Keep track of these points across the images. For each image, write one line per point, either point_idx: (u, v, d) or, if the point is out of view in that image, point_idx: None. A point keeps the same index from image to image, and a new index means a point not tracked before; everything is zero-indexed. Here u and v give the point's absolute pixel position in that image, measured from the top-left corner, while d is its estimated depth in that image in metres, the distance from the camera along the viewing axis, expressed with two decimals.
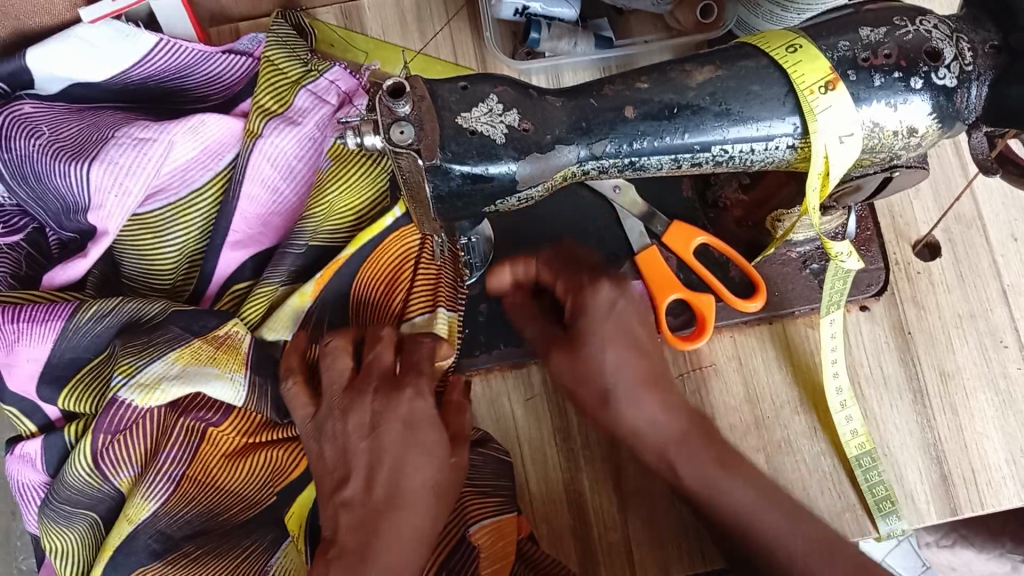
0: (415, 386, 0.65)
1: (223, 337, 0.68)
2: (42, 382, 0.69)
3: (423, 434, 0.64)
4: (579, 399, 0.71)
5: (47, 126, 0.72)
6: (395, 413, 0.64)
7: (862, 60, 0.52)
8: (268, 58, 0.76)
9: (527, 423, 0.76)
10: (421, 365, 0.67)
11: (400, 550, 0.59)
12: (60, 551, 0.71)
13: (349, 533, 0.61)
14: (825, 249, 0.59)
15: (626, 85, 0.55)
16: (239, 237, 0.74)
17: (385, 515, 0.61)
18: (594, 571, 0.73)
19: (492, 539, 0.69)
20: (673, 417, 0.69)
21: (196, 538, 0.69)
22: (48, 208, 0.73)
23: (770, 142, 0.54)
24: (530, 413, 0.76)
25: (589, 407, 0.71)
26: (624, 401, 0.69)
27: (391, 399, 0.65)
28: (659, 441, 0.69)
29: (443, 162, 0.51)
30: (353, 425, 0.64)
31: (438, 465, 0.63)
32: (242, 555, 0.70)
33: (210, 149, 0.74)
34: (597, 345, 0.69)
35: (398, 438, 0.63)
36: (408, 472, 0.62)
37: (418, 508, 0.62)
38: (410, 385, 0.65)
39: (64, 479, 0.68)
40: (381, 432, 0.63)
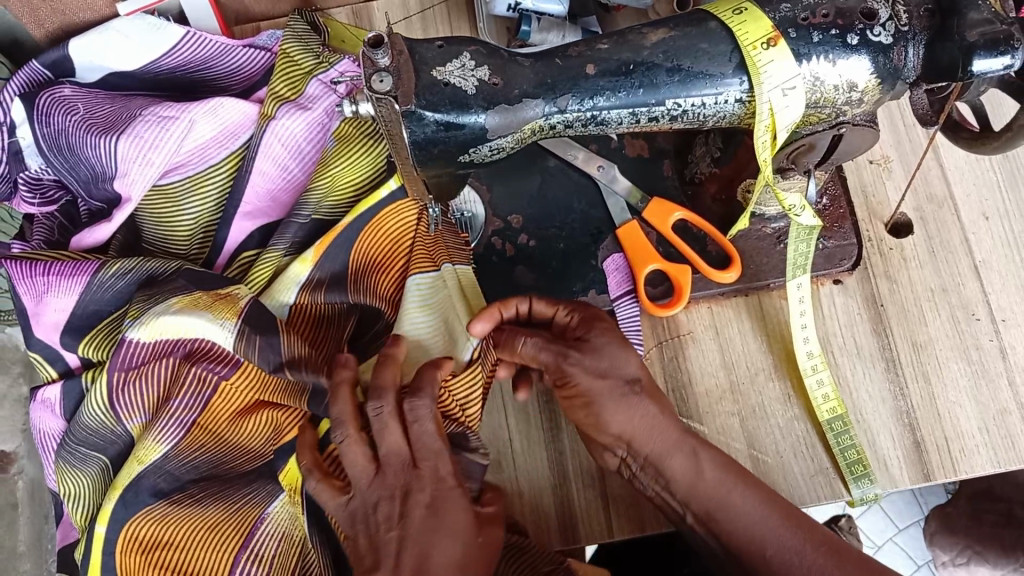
0: (436, 472, 0.60)
1: (224, 294, 0.71)
2: (65, 331, 0.75)
3: (448, 516, 0.59)
4: (595, 396, 0.65)
5: (84, 105, 0.81)
6: (420, 495, 0.59)
7: (801, 20, 0.57)
8: (283, 51, 0.83)
9: (522, 446, 0.77)
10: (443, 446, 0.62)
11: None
12: (75, 493, 0.76)
13: None
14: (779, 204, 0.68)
15: (588, 47, 0.60)
16: (250, 209, 0.80)
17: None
18: (576, 544, 0.74)
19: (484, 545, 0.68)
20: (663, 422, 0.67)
21: (201, 482, 0.72)
22: (79, 176, 0.81)
23: (720, 96, 0.60)
24: (527, 443, 0.77)
25: (609, 398, 0.65)
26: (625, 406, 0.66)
27: (414, 482, 0.60)
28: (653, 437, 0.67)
29: (417, 109, 0.57)
30: (382, 512, 0.60)
31: (464, 541, 0.58)
32: (238, 501, 0.72)
33: (228, 129, 0.81)
34: (619, 352, 0.66)
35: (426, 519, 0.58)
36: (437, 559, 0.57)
37: None
38: (431, 467, 0.60)
39: (82, 421, 0.73)
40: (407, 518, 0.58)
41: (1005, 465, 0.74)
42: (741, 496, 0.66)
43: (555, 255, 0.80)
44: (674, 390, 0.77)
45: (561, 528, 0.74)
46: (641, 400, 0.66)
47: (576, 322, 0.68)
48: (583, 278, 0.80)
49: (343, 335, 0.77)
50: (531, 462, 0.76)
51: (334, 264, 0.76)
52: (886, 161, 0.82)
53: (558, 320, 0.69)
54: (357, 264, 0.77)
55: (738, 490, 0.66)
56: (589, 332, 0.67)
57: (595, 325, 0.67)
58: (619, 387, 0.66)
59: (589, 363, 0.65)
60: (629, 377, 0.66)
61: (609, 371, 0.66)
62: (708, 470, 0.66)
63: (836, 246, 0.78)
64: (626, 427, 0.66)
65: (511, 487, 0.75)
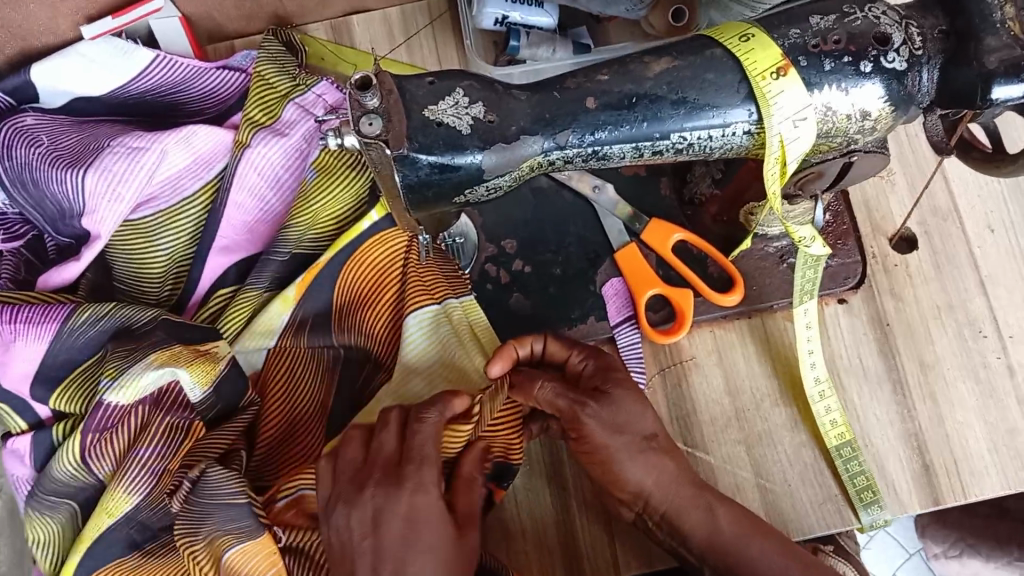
0: (418, 478, 0.60)
1: (206, 350, 0.69)
2: (35, 383, 0.70)
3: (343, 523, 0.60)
4: (609, 452, 0.66)
5: (48, 137, 0.77)
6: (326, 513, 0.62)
7: (812, 46, 0.54)
8: (258, 73, 0.79)
9: (525, 488, 0.74)
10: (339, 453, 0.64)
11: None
12: (43, 543, 0.69)
13: None
14: (789, 235, 0.65)
15: (587, 78, 0.57)
16: (226, 243, 0.77)
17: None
18: None
19: None
20: (673, 483, 0.67)
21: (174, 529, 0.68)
22: (45, 213, 0.76)
23: (727, 129, 0.57)
24: (529, 484, 0.74)
25: (621, 456, 0.66)
26: (627, 465, 0.66)
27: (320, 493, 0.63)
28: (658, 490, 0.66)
29: (410, 152, 0.54)
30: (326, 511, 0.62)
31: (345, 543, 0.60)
32: (215, 532, 0.65)
33: (202, 158, 0.77)
34: (637, 406, 0.66)
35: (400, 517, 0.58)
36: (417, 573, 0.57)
37: None
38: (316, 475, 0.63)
39: (51, 473, 0.68)
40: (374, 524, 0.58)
41: (1014, 486, 0.73)
42: (761, 549, 0.65)
43: (552, 281, 0.78)
44: (678, 419, 0.75)
45: (566, 566, 0.72)
46: (657, 458, 0.67)
47: (592, 368, 0.67)
48: (581, 305, 0.77)
49: (326, 400, 0.74)
50: (533, 494, 0.74)
51: (318, 300, 0.74)
52: (889, 175, 0.80)
53: (572, 365, 0.68)
54: (342, 298, 0.75)
55: (755, 543, 0.65)
56: (606, 384, 0.66)
57: (610, 376, 0.66)
58: (638, 442, 0.66)
59: (605, 416, 0.65)
60: (646, 433, 0.67)
61: (625, 427, 0.66)
62: (729, 525, 0.66)
63: (841, 264, 0.76)
64: (645, 482, 0.66)
65: (514, 519, 0.73)
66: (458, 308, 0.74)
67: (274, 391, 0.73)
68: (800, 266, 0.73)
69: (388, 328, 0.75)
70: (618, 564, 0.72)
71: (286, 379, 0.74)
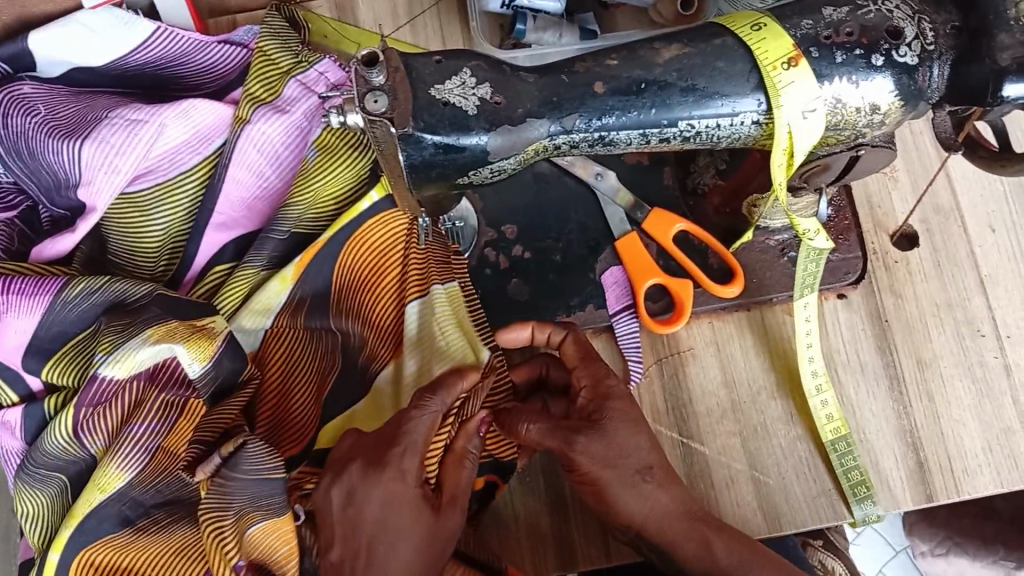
0: (399, 466, 0.59)
1: (201, 326, 0.68)
2: (28, 354, 0.69)
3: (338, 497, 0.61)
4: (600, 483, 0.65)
5: (45, 106, 0.76)
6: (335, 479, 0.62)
7: (824, 38, 0.54)
8: (261, 49, 0.77)
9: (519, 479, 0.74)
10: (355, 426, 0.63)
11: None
12: (31, 516, 0.69)
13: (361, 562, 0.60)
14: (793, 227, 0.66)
15: (597, 62, 0.57)
16: (223, 218, 0.76)
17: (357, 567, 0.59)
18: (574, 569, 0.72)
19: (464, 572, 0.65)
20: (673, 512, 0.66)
21: (166, 506, 0.68)
22: (41, 183, 0.75)
23: (735, 118, 0.56)
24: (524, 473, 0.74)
25: (614, 485, 0.65)
26: (620, 492, 0.65)
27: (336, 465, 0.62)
28: (658, 520, 0.66)
29: (415, 131, 0.53)
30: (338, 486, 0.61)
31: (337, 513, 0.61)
32: (248, 508, 0.65)
33: (201, 133, 0.76)
34: (632, 438, 0.66)
35: (373, 500, 0.59)
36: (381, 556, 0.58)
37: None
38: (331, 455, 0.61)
39: (42, 446, 0.67)
40: (349, 502, 0.59)
41: (1007, 485, 0.73)
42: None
43: (551, 268, 0.77)
44: (674, 409, 0.75)
45: (558, 554, 0.72)
46: (653, 490, 0.66)
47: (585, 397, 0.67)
48: (580, 292, 0.77)
49: (323, 384, 0.74)
50: (527, 482, 0.74)
51: (315, 281, 0.73)
52: (892, 172, 0.80)
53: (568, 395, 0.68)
54: (341, 280, 0.74)
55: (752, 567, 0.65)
56: (602, 413, 0.66)
57: (606, 405, 0.66)
58: (629, 475, 0.65)
59: (597, 451, 0.64)
60: (640, 466, 0.66)
61: (618, 461, 0.65)
62: (725, 556, 0.65)
63: (842, 259, 0.76)
64: (642, 512, 0.66)
65: (506, 507, 0.73)
66: (445, 293, 0.74)
67: (271, 368, 0.72)
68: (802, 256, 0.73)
69: (387, 308, 0.75)
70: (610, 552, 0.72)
71: (285, 359, 0.73)
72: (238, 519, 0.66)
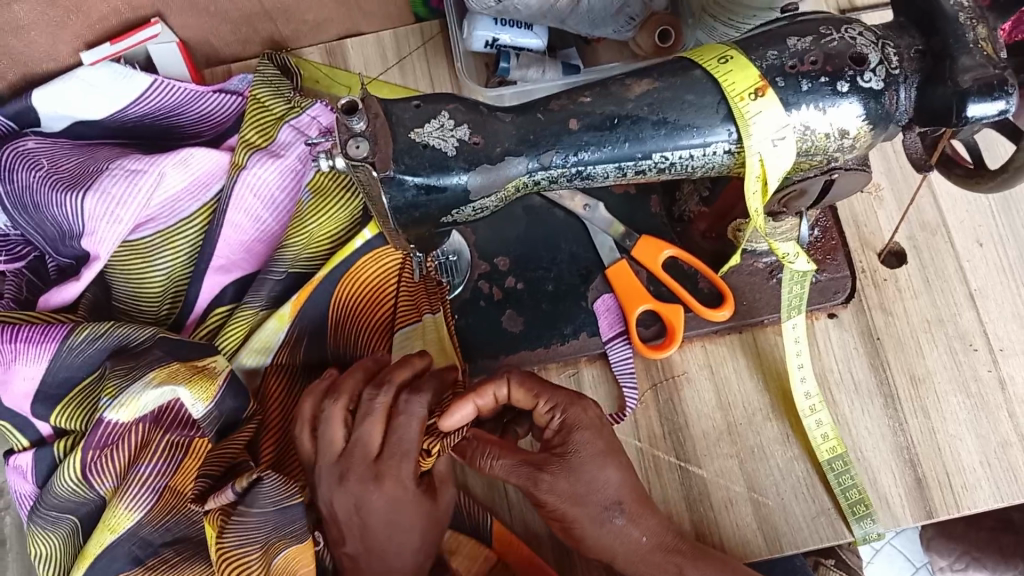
0: (398, 476, 0.61)
1: (201, 366, 0.69)
2: (36, 401, 0.71)
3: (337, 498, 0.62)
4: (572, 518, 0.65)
5: (49, 159, 0.79)
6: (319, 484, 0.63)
7: (789, 68, 0.56)
8: (255, 96, 0.81)
9: (519, 506, 0.76)
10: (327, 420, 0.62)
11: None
12: (47, 555, 0.72)
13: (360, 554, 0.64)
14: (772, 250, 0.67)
15: (570, 100, 0.58)
16: (224, 262, 0.78)
17: (371, 562, 0.63)
18: None
19: (469, 562, 0.73)
20: (650, 546, 0.67)
21: (174, 544, 0.70)
22: (47, 235, 0.78)
23: (707, 149, 0.58)
24: (523, 504, 0.76)
25: (586, 523, 0.65)
26: (590, 530, 0.65)
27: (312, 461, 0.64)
28: (631, 556, 0.66)
29: (396, 174, 0.55)
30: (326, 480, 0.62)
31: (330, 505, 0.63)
32: (272, 537, 0.67)
33: (199, 180, 0.79)
34: (599, 473, 0.65)
35: (379, 511, 0.61)
36: (384, 548, 0.62)
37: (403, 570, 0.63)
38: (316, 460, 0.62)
39: (54, 489, 0.70)
40: (357, 511, 0.61)
41: (1008, 499, 0.73)
42: None
43: (545, 298, 0.79)
44: (671, 434, 0.76)
45: (558, 566, 0.75)
46: (623, 524, 0.65)
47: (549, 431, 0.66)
48: (573, 321, 0.78)
49: None
50: (524, 506, 0.76)
51: (312, 316, 0.75)
52: (877, 190, 0.81)
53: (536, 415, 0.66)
54: (338, 313, 0.76)
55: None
56: (570, 442, 0.65)
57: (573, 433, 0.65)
58: (599, 511, 0.65)
59: (563, 487, 0.64)
60: (610, 500, 0.65)
61: (584, 497, 0.64)
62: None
63: (829, 279, 0.77)
64: (612, 547, 0.66)
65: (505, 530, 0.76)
66: (432, 324, 0.76)
67: (272, 402, 0.74)
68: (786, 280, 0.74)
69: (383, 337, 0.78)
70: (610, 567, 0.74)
71: (285, 392, 0.75)
72: (263, 552, 0.67)
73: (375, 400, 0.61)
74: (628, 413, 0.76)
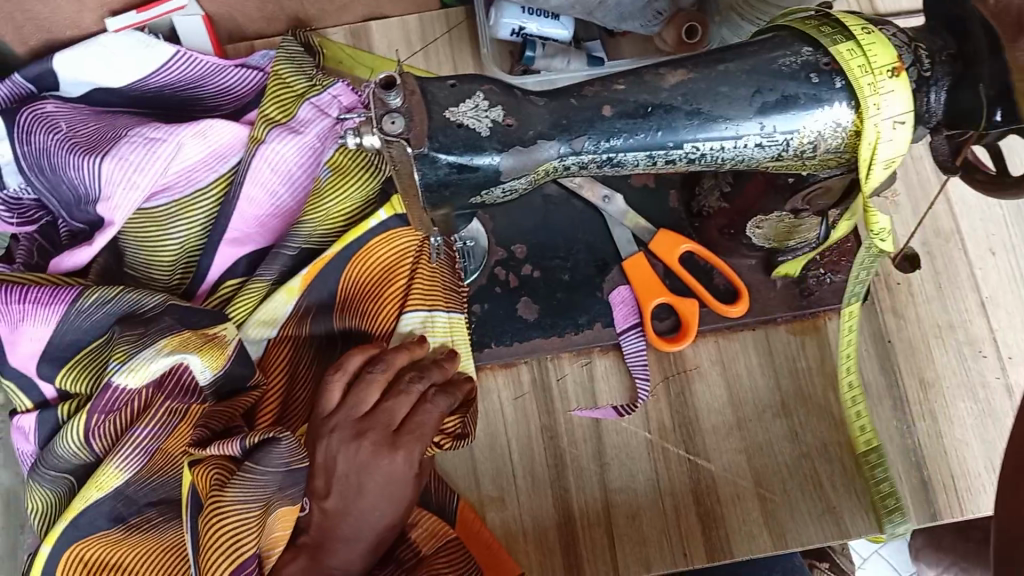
0: (409, 453, 0.64)
1: (212, 334, 0.70)
2: (43, 361, 0.71)
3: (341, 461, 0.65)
4: None
5: (67, 123, 0.79)
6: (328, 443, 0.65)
7: (825, 63, 0.56)
8: (275, 73, 0.81)
9: (528, 494, 0.75)
10: (364, 386, 0.66)
11: (353, 551, 0.66)
12: (41, 510, 0.72)
13: (333, 512, 0.66)
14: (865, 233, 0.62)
15: (604, 87, 0.59)
16: (238, 235, 0.78)
17: (342, 521, 0.65)
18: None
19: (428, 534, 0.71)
20: None
21: (159, 505, 0.70)
22: (62, 198, 0.78)
23: (738, 141, 0.58)
24: (534, 496, 0.75)
25: None
26: None
27: (328, 419, 0.66)
28: None
29: (430, 151, 0.55)
30: (335, 440, 0.65)
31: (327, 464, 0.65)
32: (275, 497, 0.66)
33: (218, 151, 0.79)
34: None
35: (378, 476, 0.64)
36: (363, 509, 0.65)
37: (363, 539, 0.66)
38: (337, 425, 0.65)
39: (54, 449, 0.69)
40: (358, 470, 0.64)
41: None
42: None
43: (560, 287, 0.79)
44: (680, 427, 0.76)
45: (566, 562, 0.73)
46: None
47: None
48: (587, 311, 0.78)
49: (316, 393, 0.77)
50: (535, 498, 0.75)
51: (321, 290, 0.75)
52: (894, 195, 0.82)
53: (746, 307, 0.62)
54: (346, 291, 0.76)
55: None
56: None
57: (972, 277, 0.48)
58: None
59: None
60: None
61: None
62: None
63: (843, 280, 0.79)
64: None
65: (514, 521, 0.74)
66: (446, 324, 0.76)
67: (274, 373, 0.75)
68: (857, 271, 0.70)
69: (390, 319, 0.76)
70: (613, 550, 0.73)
71: (288, 363, 0.76)
72: (263, 510, 0.66)
73: (412, 384, 0.67)
74: (639, 404, 0.77)
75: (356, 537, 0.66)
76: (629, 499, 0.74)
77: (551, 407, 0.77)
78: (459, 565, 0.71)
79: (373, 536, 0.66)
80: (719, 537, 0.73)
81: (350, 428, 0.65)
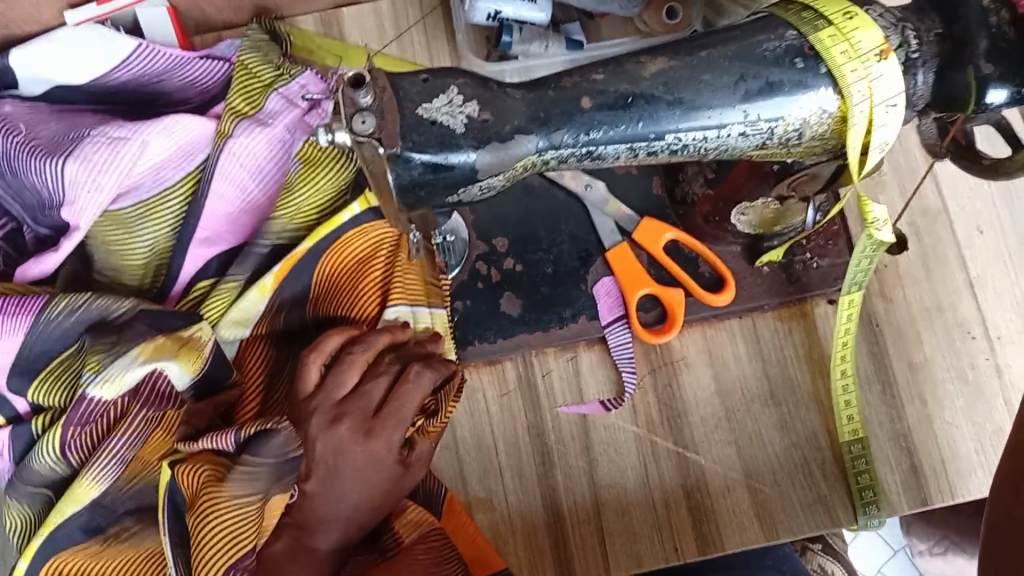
0: (388, 438, 0.63)
1: (186, 338, 0.68)
2: (12, 374, 0.68)
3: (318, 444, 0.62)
4: None
5: (26, 125, 0.75)
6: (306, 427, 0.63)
7: (810, 48, 0.54)
8: (242, 63, 0.78)
9: (516, 492, 0.74)
10: (344, 367, 0.65)
11: (332, 532, 0.64)
12: (19, 527, 0.70)
13: (308, 495, 0.63)
14: (861, 212, 0.60)
15: (583, 77, 0.57)
16: (207, 234, 0.75)
17: (320, 502, 0.63)
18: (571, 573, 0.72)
19: (411, 527, 0.69)
20: None
21: (136, 513, 0.68)
22: (26, 202, 0.76)
23: (722, 130, 0.56)
24: (523, 492, 0.74)
25: None
26: None
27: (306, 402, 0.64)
28: None
29: (404, 150, 0.53)
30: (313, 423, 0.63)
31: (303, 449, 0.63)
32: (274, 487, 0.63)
33: (184, 148, 0.75)
34: None
35: (356, 460, 0.62)
36: (340, 491, 0.63)
37: (342, 519, 0.64)
38: (315, 409, 0.64)
39: (30, 464, 0.67)
40: (336, 453, 0.62)
41: None
42: None
43: (543, 280, 0.77)
44: (668, 419, 0.75)
45: (555, 562, 0.72)
46: None
47: None
48: (572, 304, 0.77)
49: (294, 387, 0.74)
50: (523, 496, 0.74)
51: (293, 286, 0.73)
52: (881, 176, 0.80)
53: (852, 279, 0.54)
54: (320, 286, 0.74)
55: None
56: None
57: None
58: None
59: None
60: None
61: None
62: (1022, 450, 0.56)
63: (831, 265, 0.77)
64: None
65: (503, 520, 0.73)
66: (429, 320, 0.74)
67: (251, 370, 0.73)
68: (861, 247, 0.70)
69: (368, 312, 0.74)
70: (604, 546, 0.72)
71: (264, 360, 0.74)
72: (263, 502, 0.63)
73: (390, 366, 0.66)
74: (627, 398, 0.75)
75: (335, 516, 0.64)
76: (618, 493, 0.73)
77: (538, 405, 0.76)
78: (439, 556, 0.69)
79: (353, 518, 0.64)
80: (711, 531, 0.72)
81: (330, 412, 0.63)
